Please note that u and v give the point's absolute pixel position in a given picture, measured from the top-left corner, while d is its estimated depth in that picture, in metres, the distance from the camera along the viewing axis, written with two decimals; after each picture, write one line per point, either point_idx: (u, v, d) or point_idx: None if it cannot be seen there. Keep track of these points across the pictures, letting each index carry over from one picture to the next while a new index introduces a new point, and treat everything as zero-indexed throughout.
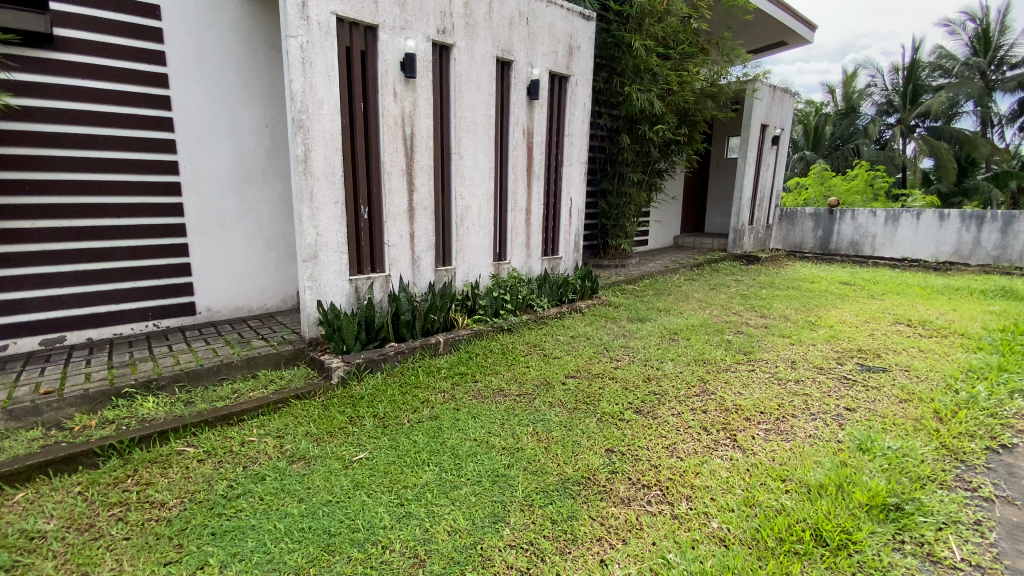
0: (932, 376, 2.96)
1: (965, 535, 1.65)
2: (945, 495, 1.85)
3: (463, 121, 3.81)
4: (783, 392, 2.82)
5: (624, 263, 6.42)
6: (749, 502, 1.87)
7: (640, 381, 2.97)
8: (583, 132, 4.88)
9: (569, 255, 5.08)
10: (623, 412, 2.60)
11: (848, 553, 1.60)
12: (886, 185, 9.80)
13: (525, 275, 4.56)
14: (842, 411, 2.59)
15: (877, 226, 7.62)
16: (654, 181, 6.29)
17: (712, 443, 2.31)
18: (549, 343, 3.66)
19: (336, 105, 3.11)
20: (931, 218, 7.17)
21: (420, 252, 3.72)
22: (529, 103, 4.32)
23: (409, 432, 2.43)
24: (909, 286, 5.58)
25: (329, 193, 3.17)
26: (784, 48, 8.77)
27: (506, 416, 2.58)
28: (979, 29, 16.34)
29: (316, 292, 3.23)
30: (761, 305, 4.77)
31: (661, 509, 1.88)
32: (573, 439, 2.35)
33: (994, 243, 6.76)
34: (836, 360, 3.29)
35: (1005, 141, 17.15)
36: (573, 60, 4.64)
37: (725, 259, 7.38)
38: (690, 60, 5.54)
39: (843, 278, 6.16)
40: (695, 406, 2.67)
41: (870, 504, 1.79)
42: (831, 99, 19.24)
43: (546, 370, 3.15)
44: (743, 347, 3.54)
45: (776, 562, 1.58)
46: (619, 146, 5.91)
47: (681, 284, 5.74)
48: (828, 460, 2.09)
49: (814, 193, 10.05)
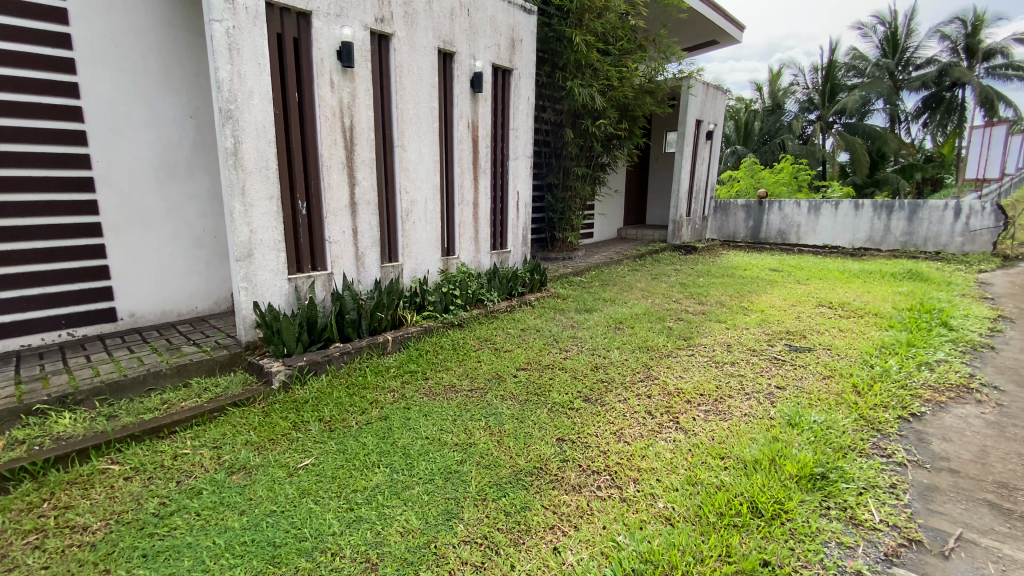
0: (851, 354, 3.21)
1: (883, 498, 1.82)
2: (864, 462, 2.02)
3: (406, 114, 3.73)
4: (720, 374, 2.98)
5: (571, 255, 6.54)
6: (691, 480, 1.96)
7: (588, 370, 3.04)
8: (528, 126, 4.91)
9: (517, 248, 5.09)
10: (572, 400, 2.66)
11: (781, 521, 1.72)
12: (808, 177, 10.54)
13: (474, 269, 4.54)
14: (773, 389, 2.77)
15: (801, 216, 8.17)
16: (597, 174, 6.45)
17: (656, 426, 2.40)
18: (500, 337, 3.66)
19: (268, 95, 2.95)
20: (848, 208, 7.74)
21: (364, 249, 3.61)
22: (473, 95, 4.29)
23: (358, 435, 2.36)
24: (830, 271, 6.03)
25: (262, 187, 3.00)
26: (716, 46, 9.18)
27: (458, 412, 2.56)
28: (887, 32, 17.81)
29: (253, 292, 3.06)
30: (699, 293, 5.01)
31: (610, 492, 1.94)
32: (525, 431, 2.37)
33: (901, 230, 7.37)
34: (767, 342, 3.50)
35: (910, 136, 18.94)
36: (516, 52, 4.64)
37: (666, 249, 7.67)
38: (629, 56, 5.67)
39: (772, 265, 6.58)
40: (639, 391, 2.77)
41: (800, 475, 1.93)
42: (758, 97, 20.35)
43: (496, 364, 3.16)
44: (683, 333, 3.70)
45: (717, 535, 1.67)
46: (563, 140, 5.98)
47: (625, 275, 5.92)
48: (761, 436, 2.22)
49: (745, 184, 10.63)
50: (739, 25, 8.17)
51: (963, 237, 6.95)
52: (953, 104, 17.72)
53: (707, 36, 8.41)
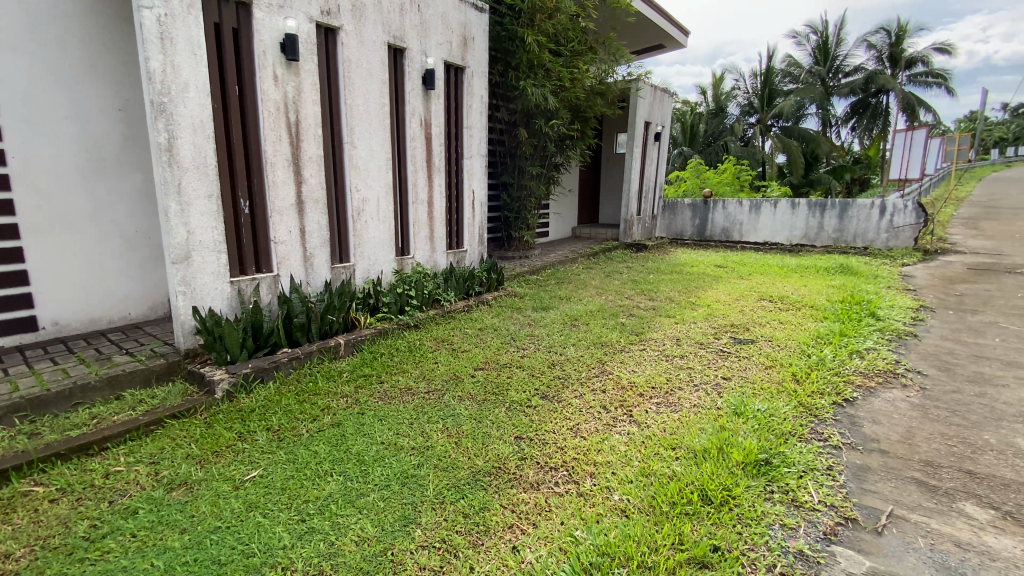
0: (790, 344, 3.40)
1: (821, 480, 1.93)
2: (804, 447, 2.14)
3: (355, 110, 3.63)
4: (670, 367, 3.09)
5: (526, 254, 6.58)
6: (645, 472, 2.01)
7: (545, 367, 3.06)
8: (481, 125, 4.89)
9: (473, 248, 5.07)
10: (530, 398, 2.67)
11: (730, 507, 1.79)
12: (750, 177, 11.08)
13: (430, 269, 4.48)
14: (719, 379, 2.90)
15: (743, 214, 8.56)
16: (551, 174, 6.51)
17: (611, 420, 2.45)
18: (457, 338, 3.63)
19: (205, 87, 2.79)
20: (785, 207, 8.18)
21: (312, 249, 3.48)
22: (424, 92, 4.22)
23: (309, 443, 2.28)
24: (771, 266, 6.37)
25: (201, 185, 2.84)
26: (662, 50, 9.47)
27: (415, 416, 2.51)
28: (819, 42, 18.96)
29: (192, 297, 2.89)
30: (649, 289, 5.16)
31: (568, 488, 1.96)
32: (483, 431, 2.36)
33: (833, 227, 7.85)
34: (713, 335, 3.66)
35: (840, 139, 20.29)
36: (468, 50, 4.61)
37: (619, 247, 7.86)
38: (580, 58, 5.74)
39: (717, 261, 6.87)
40: (595, 387, 2.82)
41: (746, 461, 2.02)
42: (702, 100, 21.20)
43: (453, 365, 3.12)
44: (635, 329, 3.80)
45: (670, 524, 1.72)
46: (517, 140, 6.00)
47: (580, 272, 6.01)
48: (709, 426, 2.31)
49: (692, 184, 11.05)
50: (684, 30, 8.47)
51: (888, 233, 7.41)
52: (878, 110, 19.20)
53: (654, 40, 8.66)
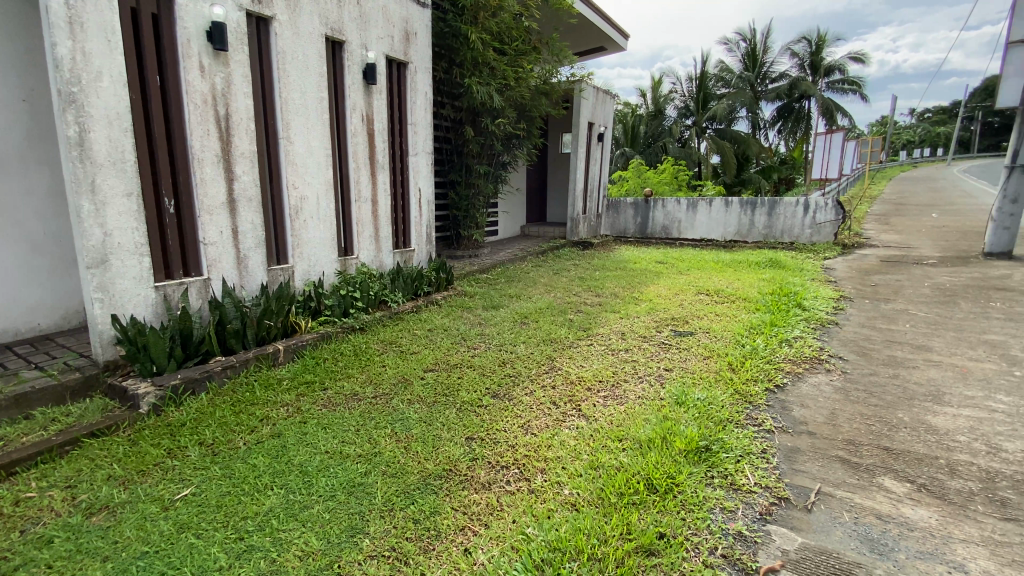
0: (726, 335, 3.59)
1: (756, 463, 2.05)
2: (740, 433, 2.26)
3: (290, 104, 3.47)
4: (616, 360, 3.17)
5: (475, 253, 6.56)
6: (594, 465, 2.05)
7: (496, 366, 3.06)
8: (426, 122, 4.81)
9: (421, 247, 4.98)
10: (481, 398, 2.66)
11: (674, 494, 1.86)
12: (688, 176, 11.58)
13: (375, 270, 4.36)
14: (662, 371, 3.01)
15: (682, 212, 8.94)
16: (499, 172, 6.52)
17: (561, 415, 2.48)
18: (405, 339, 3.55)
19: (121, 77, 2.57)
20: (720, 205, 8.61)
21: (247, 250, 3.30)
22: (365, 87, 4.10)
23: (247, 456, 2.16)
24: (708, 261, 6.69)
25: (118, 183, 2.62)
26: (604, 53, 9.70)
27: (361, 421, 2.44)
28: (747, 49, 20.10)
29: (110, 304, 2.66)
30: (596, 286, 5.28)
31: (519, 486, 1.96)
32: (433, 434, 2.32)
33: (763, 224, 8.34)
34: (656, 328, 3.79)
35: (768, 141, 21.62)
36: (410, 46, 4.52)
37: (566, 245, 8.00)
38: (524, 57, 5.76)
39: (659, 257, 7.14)
40: (544, 383, 2.84)
41: (688, 449, 2.11)
42: (642, 102, 21.95)
43: (401, 367, 3.06)
44: (582, 324, 3.88)
45: (618, 514, 1.76)
46: (463, 138, 5.95)
47: (529, 270, 6.06)
48: (653, 416, 2.40)
49: (634, 184, 11.41)
50: (623, 33, 8.71)
51: (811, 229, 7.97)
52: (801, 114, 20.63)
53: (595, 42, 8.85)
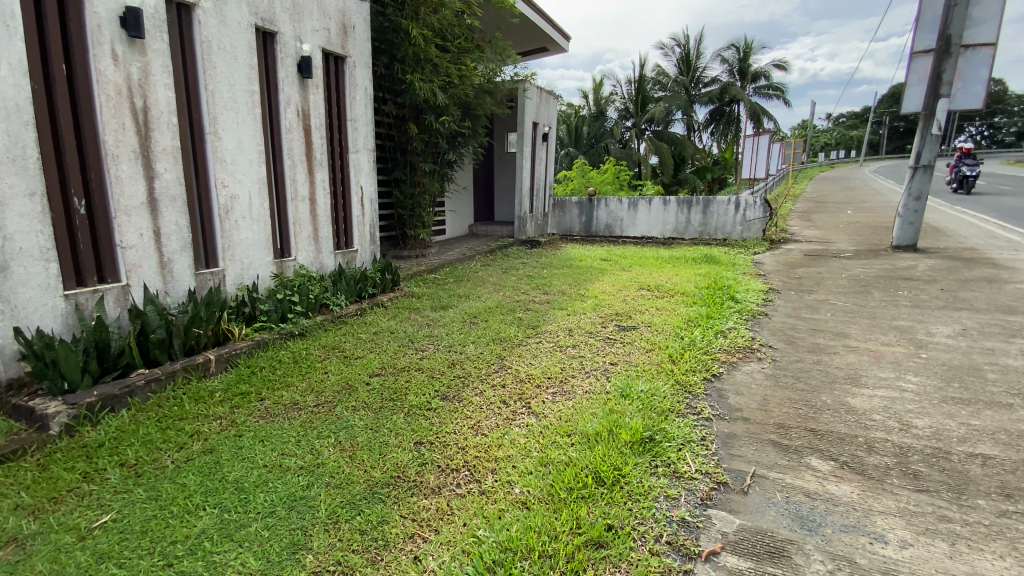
0: (667, 328, 3.73)
1: (696, 450, 2.14)
2: (682, 422, 2.36)
3: (218, 97, 3.26)
4: (564, 357, 3.22)
5: (422, 253, 6.45)
6: (543, 462, 2.07)
7: (444, 367, 3.02)
8: (367, 118, 4.68)
9: (364, 248, 4.84)
10: (429, 401, 2.61)
11: (620, 485, 1.91)
12: (629, 176, 11.96)
13: (316, 272, 4.19)
14: (608, 365, 3.08)
15: (624, 210, 9.21)
16: (444, 171, 6.45)
17: (510, 414, 2.48)
18: (349, 344, 3.43)
19: (19, 63, 2.31)
20: (659, 203, 8.95)
21: (171, 253, 3.07)
22: (300, 81, 3.92)
23: (176, 475, 2.01)
24: (650, 258, 6.94)
25: (17, 181, 2.36)
26: (546, 53, 9.83)
27: (303, 432, 2.33)
28: (682, 54, 21.02)
29: (11, 316, 2.39)
30: (543, 284, 5.34)
31: (469, 488, 1.95)
32: (380, 440, 2.25)
33: (699, 221, 8.74)
34: (601, 324, 3.89)
35: (702, 142, 22.73)
36: (348, 39, 4.37)
37: (514, 244, 8.04)
38: (467, 55, 5.71)
39: (604, 254, 7.32)
40: (494, 382, 2.84)
41: (633, 440, 2.17)
42: (585, 103, 22.45)
43: (345, 373, 2.95)
44: (531, 322, 3.91)
45: (568, 509, 1.78)
46: (407, 135, 5.84)
47: (477, 269, 6.04)
48: (600, 410, 2.45)
49: (578, 183, 11.64)
50: (565, 35, 8.86)
51: (741, 226, 8.44)
52: (731, 118, 21.83)
53: (538, 43, 8.96)
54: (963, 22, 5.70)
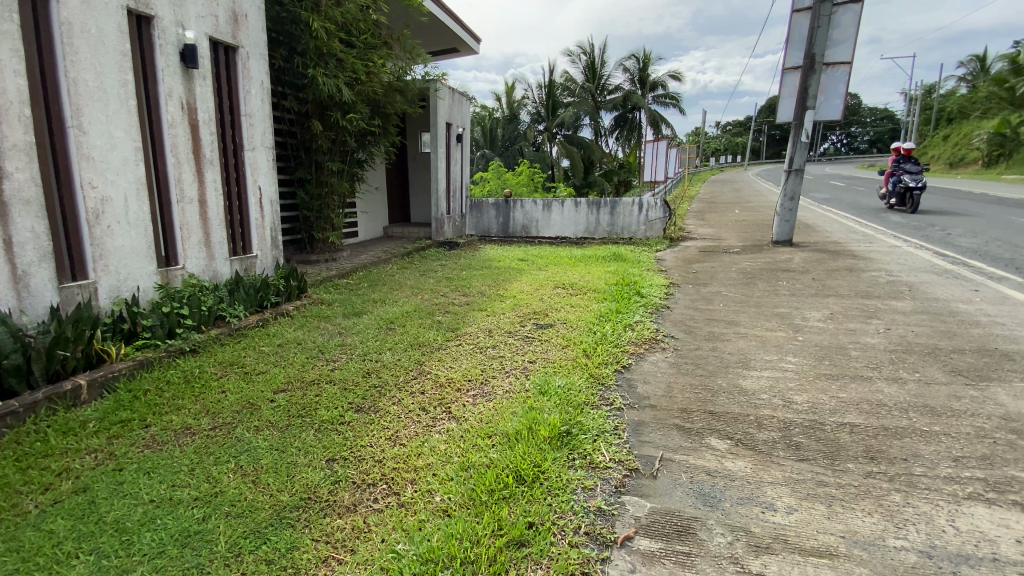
0: (581, 324, 3.87)
1: (610, 440, 2.23)
2: (596, 414, 2.45)
3: (82, 86, 2.87)
4: (484, 358, 3.21)
5: (333, 257, 6.14)
6: (464, 466, 2.04)
7: (359, 378, 2.88)
8: (264, 114, 4.35)
9: (265, 253, 4.50)
10: (343, 414, 2.48)
11: (540, 482, 1.94)
12: (543, 178, 12.26)
13: (209, 281, 3.82)
14: (527, 363, 3.13)
15: (538, 212, 9.42)
16: (354, 171, 6.18)
17: (430, 421, 2.42)
18: (251, 358, 3.16)
19: None
20: (571, 204, 9.27)
21: (26, 266, 2.66)
22: (184, 72, 3.56)
23: (38, 522, 1.73)
24: (564, 257, 7.16)
25: None
26: (457, 54, 9.81)
27: (197, 459, 2.11)
28: (588, 62, 22.00)
29: None
30: (462, 285, 5.30)
31: (387, 502, 1.87)
32: (288, 461, 2.10)
33: (608, 221, 9.18)
34: (520, 323, 3.93)
35: (610, 146, 23.92)
36: (240, 28, 4.04)
37: (431, 245, 7.92)
38: (374, 51, 5.51)
39: (521, 254, 7.44)
40: (413, 389, 2.76)
41: (551, 435, 2.21)
42: (498, 106, 22.73)
43: (247, 391, 2.71)
44: (450, 325, 3.86)
45: (489, 512, 1.77)
46: (310, 133, 5.53)
47: (393, 273, 5.86)
48: (520, 409, 2.47)
49: (494, 185, 11.73)
50: (475, 37, 8.89)
51: (645, 226, 8.99)
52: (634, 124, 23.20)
53: (448, 43, 8.90)
54: (825, 42, 6.48)
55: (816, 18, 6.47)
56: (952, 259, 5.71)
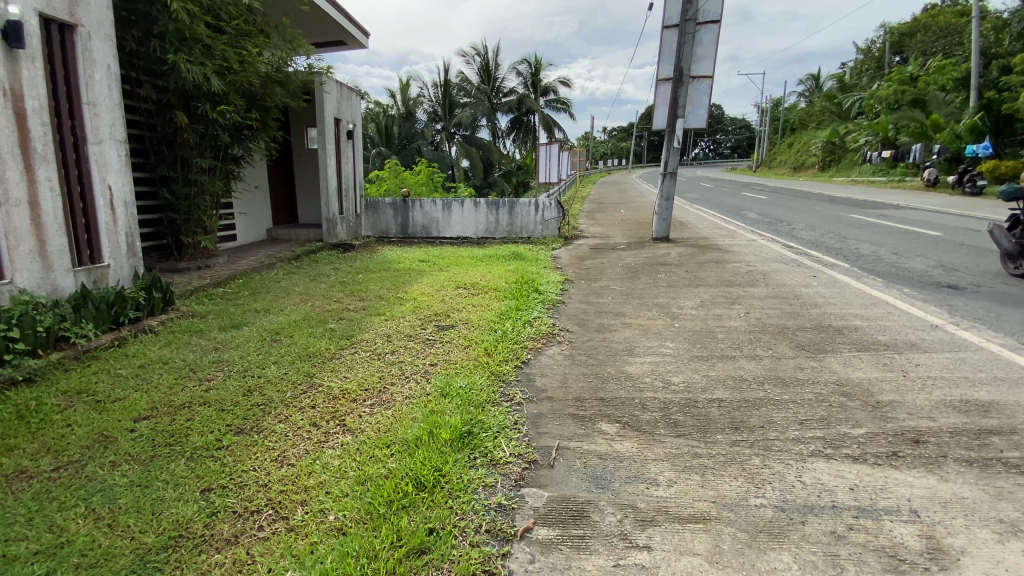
0: (483, 323, 3.90)
1: (511, 436, 2.28)
2: (498, 411, 2.49)
3: None
4: (382, 365, 3.10)
5: (207, 263, 5.56)
6: (361, 480, 1.95)
7: (239, 397, 2.63)
8: (114, 103, 3.78)
9: (121, 262, 3.93)
10: (220, 439, 2.24)
11: (440, 486, 1.91)
12: (441, 178, 12.16)
13: (46, 297, 3.29)
14: (428, 367, 3.07)
15: (438, 212, 9.31)
16: (229, 168, 5.64)
17: (322, 437, 2.28)
18: (104, 384, 2.74)
19: None
20: (470, 205, 9.29)
21: None
22: (5, 52, 3.06)
23: None
24: (465, 257, 7.16)
25: None
26: (346, 48, 9.37)
27: (33, 508, 1.79)
28: (482, 64, 22.26)
29: None
30: (358, 290, 5.07)
31: (275, 528, 1.73)
32: (153, 497, 1.85)
33: (507, 221, 9.34)
34: (420, 326, 3.87)
35: (507, 148, 24.41)
36: (78, 3, 3.49)
37: (323, 248, 7.49)
38: (248, 39, 5.05)
39: (420, 256, 7.30)
40: (302, 404, 2.57)
41: (452, 438, 2.20)
42: (393, 103, 22.16)
43: (99, 422, 2.35)
44: (344, 332, 3.67)
45: (387, 524, 1.71)
46: (174, 125, 4.94)
47: (279, 279, 5.44)
48: (420, 414, 2.42)
49: (391, 185, 11.40)
50: (364, 30, 8.55)
51: (542, 225, 9.30)
52: (529, 126, 23.92)
53: (335, 35, 8.46)
54: (691, 57, 7.19)
55: (682, 34, 7.14)
56: (797, 250, 6.64)
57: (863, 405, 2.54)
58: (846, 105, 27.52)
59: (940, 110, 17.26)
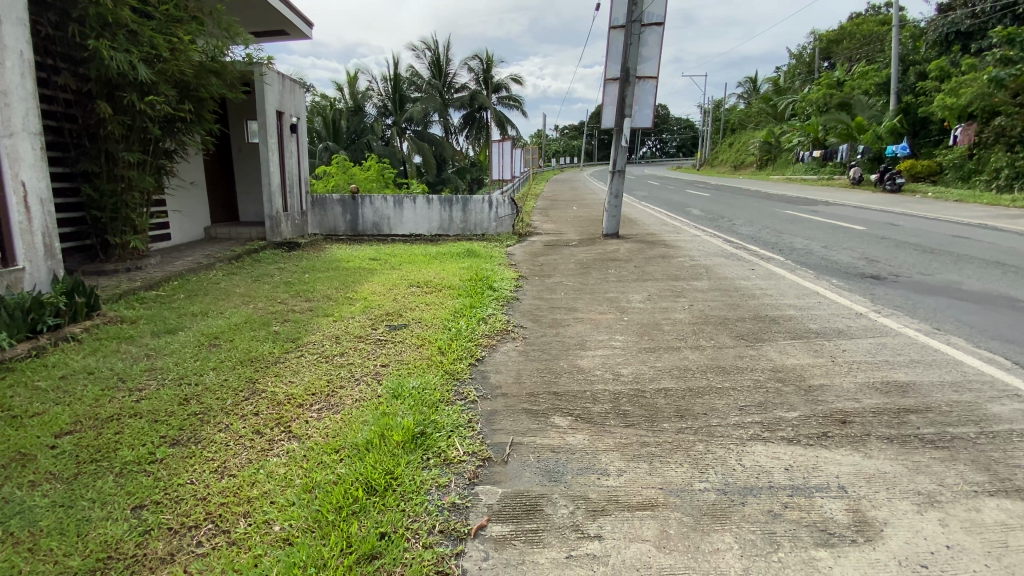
0: (437, 322, 3.86)
1: (464, 435, 2.27)
2: (451, 410, 2.47)
3: None
4: (330, 368, 3.00)
5: (138, 265, 5.20)
6: (308, 487, 1.89)
7: (175, 406, 2.47)
8: (27, 92, 3.46)
9: (38, 264, 3.61)
10: (154, 452, 2.11)
11: (392, 489, 1.88)
12: (392, 174, 11.91)
13: None
14: (378, 368, 3.01)
15: (389, 209, 9.11)
16: (160, 163, 5.28)
17: (265, 445, 2.18)
18: (17, 398, 2.51)
19: None
20: (422, 202, 9.15)
21: None
22: None
23: None
24: (417, 255, 7.06)
25: None
26: (289, 38, 8.99)
27: None
28: (433, 59, 21.97)
29: None
30: (305, 290, 4.89)
31: (215, 542, 1.65)
32: (78, 517, 1.72)
33: (460, 218, 9.27)
34: (371, 326, 3.78)
35: (460, 144, 24.22)
36: None
37: (267, 248, 7.18)
38: (180, 25, 4.74)
39: (371, 254, 7.13)
40: (244, 412, 2.46)
41: (404, 439, 2.17)
42: (340, 97, 21.46)
43: (12, 440, 2.15)
44: (290, 335, 3.53)
45: (336, 531, 1.67)
46: (96, 116, 4.57)
47: (219, 280, 5.16)
48: (370, 417, 2.36)
49: (340, 181, 11.05)
50: (307, 21, 8.23)
51: (496, 222, 9.30)
52: (481, 123, 23.85)
53: (276, 24, 8.08)
54: (636, 58, 7.39)
55: (628, 35, 7.32)
56: (737, 244, 6.97)
57: (797, 389, 2.71)
58: (781, 107, 29.17)
59: (864, 112, 18.52)
